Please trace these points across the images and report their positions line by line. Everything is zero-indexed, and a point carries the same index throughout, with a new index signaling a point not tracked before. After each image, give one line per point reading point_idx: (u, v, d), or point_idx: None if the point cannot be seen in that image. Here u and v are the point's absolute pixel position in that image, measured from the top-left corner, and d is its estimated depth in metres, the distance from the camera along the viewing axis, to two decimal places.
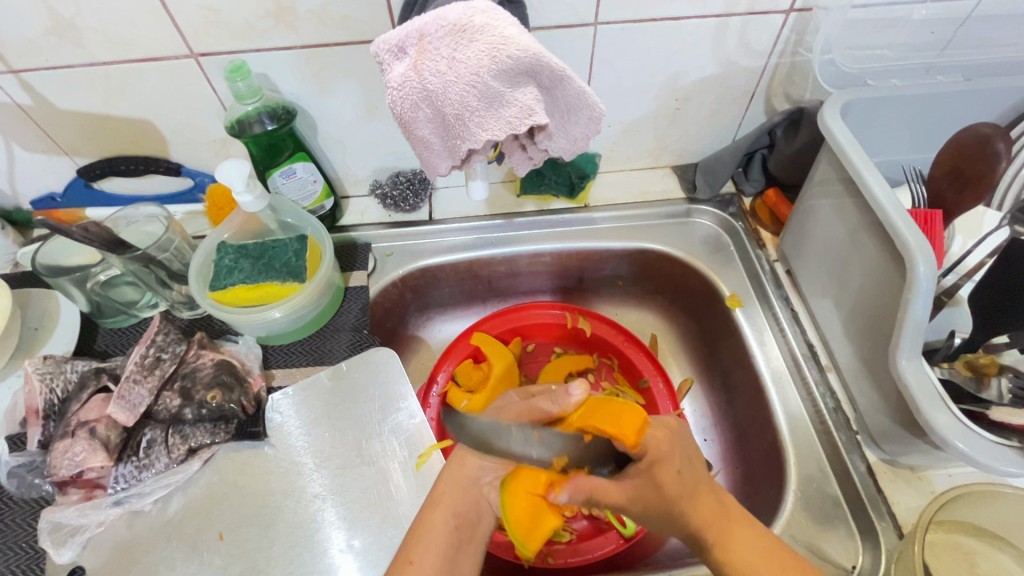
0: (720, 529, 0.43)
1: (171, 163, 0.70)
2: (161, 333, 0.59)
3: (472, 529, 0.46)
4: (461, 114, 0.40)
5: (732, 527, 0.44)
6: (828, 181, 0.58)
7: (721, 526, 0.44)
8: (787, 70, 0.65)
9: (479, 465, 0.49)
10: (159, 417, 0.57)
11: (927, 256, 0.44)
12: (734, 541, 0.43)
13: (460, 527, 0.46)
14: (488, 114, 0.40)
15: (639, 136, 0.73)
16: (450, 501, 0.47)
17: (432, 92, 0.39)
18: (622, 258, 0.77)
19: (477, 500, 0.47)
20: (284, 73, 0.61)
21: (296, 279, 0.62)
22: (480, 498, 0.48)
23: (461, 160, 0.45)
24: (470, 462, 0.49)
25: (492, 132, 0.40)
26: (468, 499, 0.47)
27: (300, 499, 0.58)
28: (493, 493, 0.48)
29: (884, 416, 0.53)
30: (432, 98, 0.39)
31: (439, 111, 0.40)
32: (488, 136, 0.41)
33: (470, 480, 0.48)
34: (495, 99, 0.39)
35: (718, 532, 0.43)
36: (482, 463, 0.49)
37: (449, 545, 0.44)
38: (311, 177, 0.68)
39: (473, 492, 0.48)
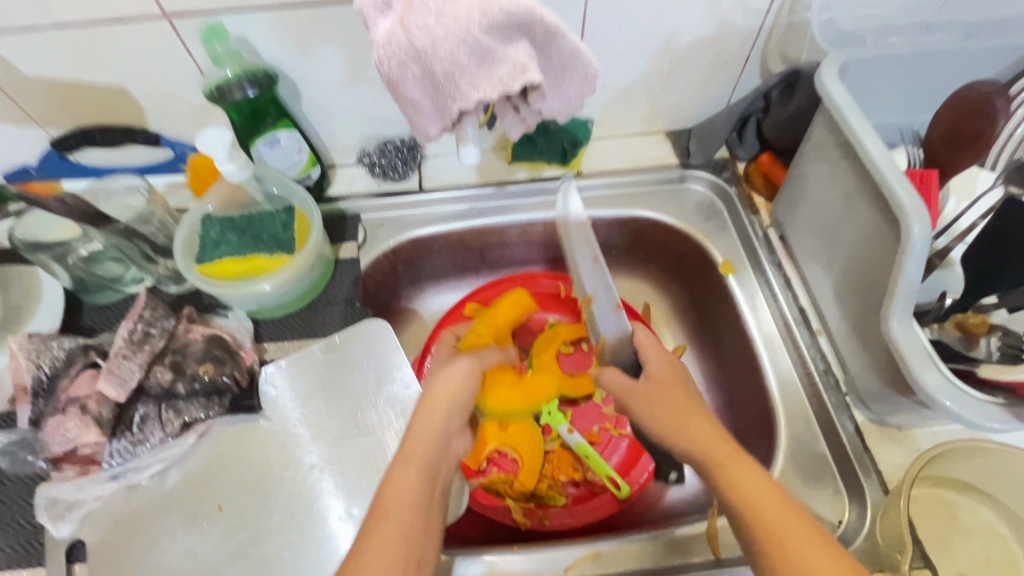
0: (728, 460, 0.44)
1: (149, 133, 0.67)
2: (149, 308, 0.58)
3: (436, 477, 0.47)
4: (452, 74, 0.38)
5: (741, 466, 0.43)
6: (823, 144, 0.57)
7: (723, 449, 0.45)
8: (784, 29, 0.63)
9: (445, 418, 0.52)
10: (152, 391, 0.56)
11: (921, 217, 0.43)
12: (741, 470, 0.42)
13: (429, 475, 0.46)
14: (480, 72, 0.38)
15: (633, 100, 0.71)
16: (419, 454, 0.47)
17: (420, 50, 0.37)
18: (615, 226, 0.76)
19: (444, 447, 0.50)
20: (264, 36, 0.58)
21: (284, 251, 0.62)
22: (444, 446, 0.50)
23: (452, 123, 0.42)
24: (438, 413, 0.52)
25: (485, 93, 0.38)
26: (433, 447, 0.48)
27: (297, 469, 0.58)
28: (456, 442, 0.52)
29: (874, 377, 0.54)
30: (421, 57, 0.38)
31: (428, 71, 0.38)
32: (480, 97, 0.39)
33: (440, 433, 0.50)
34: (486, 55, 0.37)
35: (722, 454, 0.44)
36: (450, 412, 0.52)
37: (421, 491, 0.44)
38: (296, 146, 0.66)
39: (442, 442, 0.50)
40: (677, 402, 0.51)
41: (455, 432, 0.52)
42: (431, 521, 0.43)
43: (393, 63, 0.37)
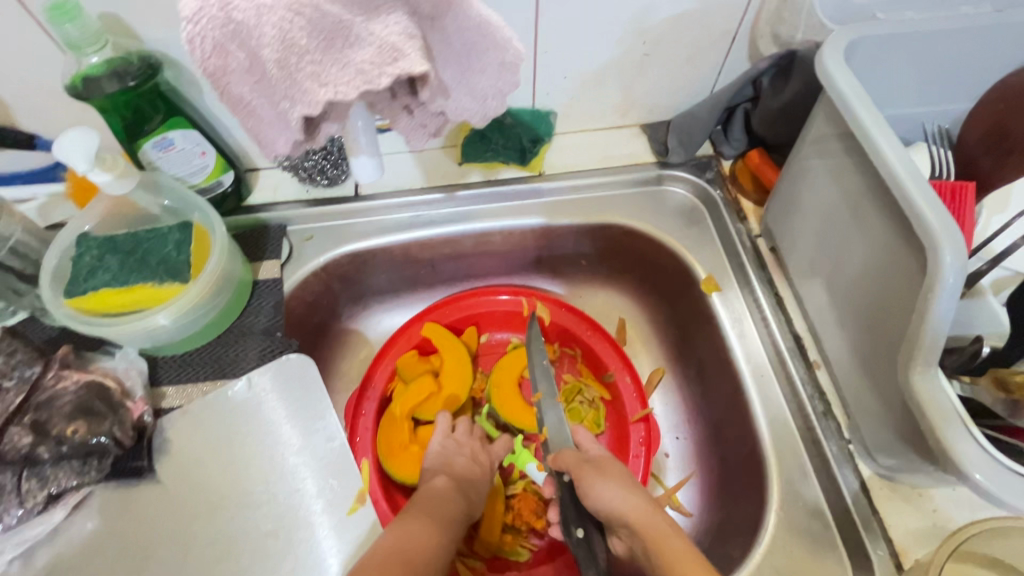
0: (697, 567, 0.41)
1: (20, 133, 0.56)
2: (4, 353, 0.48)
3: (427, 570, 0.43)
4: (289, 61, 0.29)
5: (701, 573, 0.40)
6: (824, 139, 0.47)
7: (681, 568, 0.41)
8: (777, 2, 0.53)
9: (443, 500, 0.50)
10: (7, 457, 0.45)
11: (954, 243, 0.34)
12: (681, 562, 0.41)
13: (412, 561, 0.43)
14: (331, 58, 0.29)
15: (601, 89, 0.61)
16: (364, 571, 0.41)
17: (241, 27, 0.27)
18: (584, 235, 0.66)
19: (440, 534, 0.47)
20: (138, 14, 0.47)
21: (176, 279, 0.51)
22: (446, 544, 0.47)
23: (306, 131, 0.33)
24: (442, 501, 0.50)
25: (339, 87, 0.30)
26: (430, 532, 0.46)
27: (196, 545, 0.49)
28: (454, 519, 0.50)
29: (883, 427, 0.45)
30: (247, 36, 0.28)
31: (262, 57, 0.29)
32: (334, 92, 0.30)
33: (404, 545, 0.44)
34: (341, 33, 0.29)
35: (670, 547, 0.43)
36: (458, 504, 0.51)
37: None
38: (198, 147, 0.55)
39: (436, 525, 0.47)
40: (625, 484, 0.50)
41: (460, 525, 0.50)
42: None
43: (206, 46, 0.27)
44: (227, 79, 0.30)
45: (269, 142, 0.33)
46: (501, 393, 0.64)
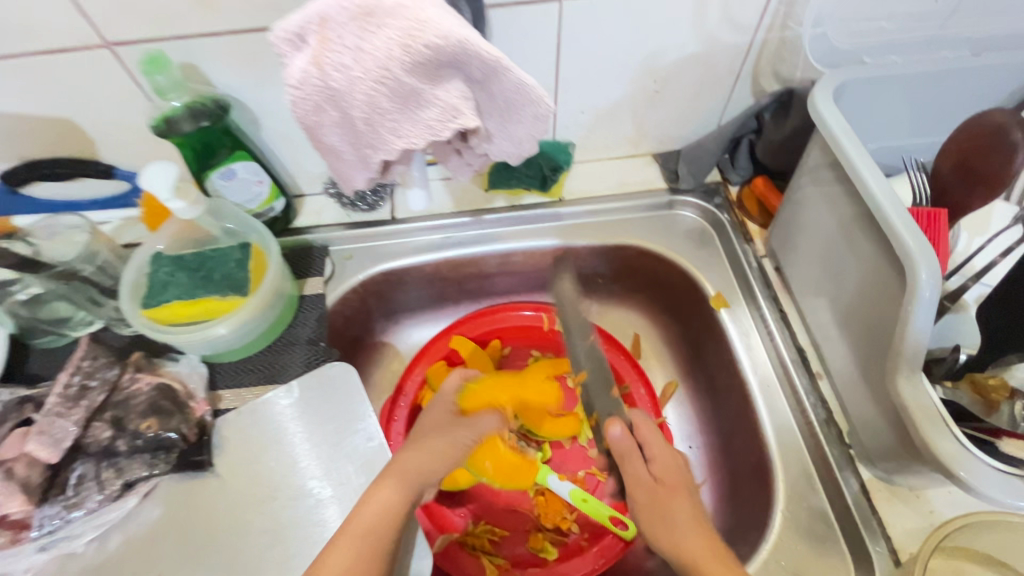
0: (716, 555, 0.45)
1: (101, 164, 0.64)
2: (88, 358, 0.54)
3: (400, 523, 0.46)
4: (373, 118, 0.34)
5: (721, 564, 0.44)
6: (819, 170, 0.52)
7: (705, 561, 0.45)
8: (775, 45, 0.58)
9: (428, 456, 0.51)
10: (90, 449, 0.52)
11: (929, 262, 0.38)
12: (696, 542, 0.47)
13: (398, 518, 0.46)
14: (403, 117, 0.34)
15: (616, 122, 0.67)
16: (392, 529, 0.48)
17: (335, 92, 0.32)
18: (601, 255, 0.71)
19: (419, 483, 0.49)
20: (214, 63, 0.54)
21: (237, 292, 0.58)
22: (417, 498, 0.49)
23: (378, 170, 0.38)
24: (426, 456, 0.50)
25: (410, 139, 0.34)
26: (410, 485, 0.48)
27: (249, 533, 0.54)
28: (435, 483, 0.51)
29: (881, 432, 0.49)
30: (337, 99, 0.33)
31: (347, 114, 0.34)
32: (405, 144, 0.34)
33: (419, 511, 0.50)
34: (411, 97, 0.33)
35: (694, 530, 0.48)
36: (444, 459, 0.51)
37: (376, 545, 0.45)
38: (255, 177, 0.62)
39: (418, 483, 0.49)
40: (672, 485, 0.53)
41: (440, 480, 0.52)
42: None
43: (306, 105, 0.33)
44: (320, 125, 0.35)
45: (348, 174, 0.39)
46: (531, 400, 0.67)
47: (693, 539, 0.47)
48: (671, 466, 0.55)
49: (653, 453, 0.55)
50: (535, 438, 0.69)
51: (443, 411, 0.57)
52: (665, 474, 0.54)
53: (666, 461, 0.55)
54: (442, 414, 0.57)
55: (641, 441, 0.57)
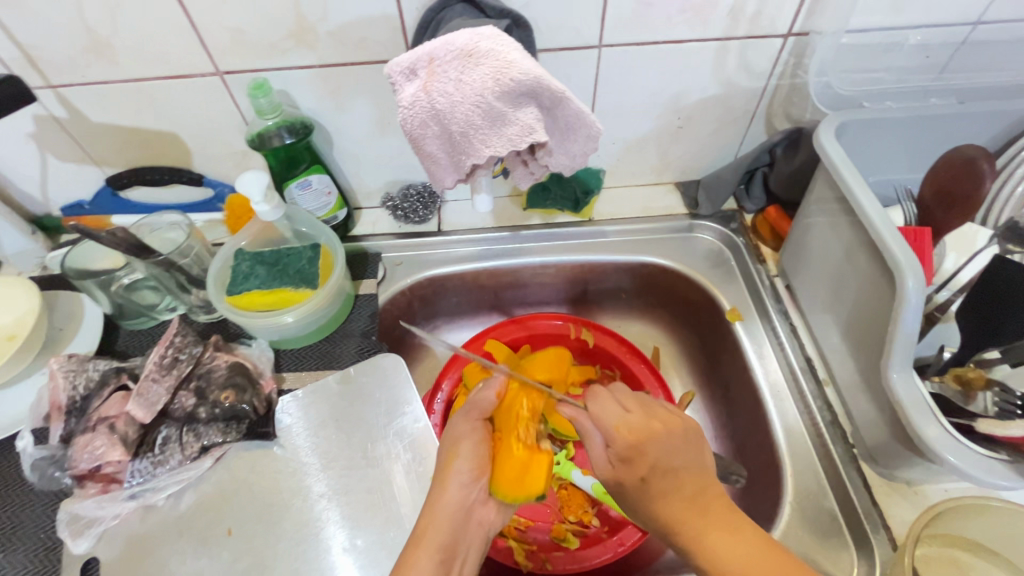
0: (703, 515, 0.43)
1: (194, 174, 0.73)
2: (180, 334, 0.62)
3: (454, 559, 0.51)
4: (467, 132, 0.44)
5: (709, 521, 0.42)
6: (824, 199, 0.59)
7: (699, 523, 0.42)
8: (787, 91, 0.67)
9: (460, 489, 0.54)
10: (175, 415, 0.60)
11: (916, 273, 0.45)
12: (683, 499, 0.43)
13: (445, 560, 0.50)
14: (491, 132, 0.44)
15: (643, 153, 0.75)
16: (432, 535, 0.51)
17: (439, 111, 0.43)
18: (625, 272, 0.78)
19: (466, 524, 0.53)
20: (304, 91, 0.64)
21: (308, 285, 0.65)
22: (467, 523, 0.54)
23: (466, 173, 0.49)
24: (450, 490, 0.54)
25: (495, 149, 0.45)
26: (453, 529, 0.52)
27: (306, 498, 0.60)
28: (479, 512, 0.55)
29: (880, 430, 0.54)
30: (440, 117, 0.44)
31: (446, 129, 0.44)
32: (492, 152, 0.45)
33: (455, 508, 0.53)
34: (497, 118, 0.43)
35: (676, 490, 0.44)
36: (462, 484, 0.54)
37: (433, 570, 0.49)
38: (326, 189, 0.71)
39: (460, 516, 0.53)
40: (685, 446, 0.45)
41: (477, 501, 0.55)
42: None
43: (416, 122, 0.44)
44: (422, 138, 0.46)
45: (439, 176, 0.50)
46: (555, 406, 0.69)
47: (680, 496, 0.43)
48: (648, 410, 0.49)
49: (608, 431, 0.47)
50: (560, 439, 0.72)
51: (463, 426, 0.59)
52: (650, 466, 0.44)
53: (636, 420, 0.47)
54: (454, 432, 0.58)
55: (622, 410, 0.49)
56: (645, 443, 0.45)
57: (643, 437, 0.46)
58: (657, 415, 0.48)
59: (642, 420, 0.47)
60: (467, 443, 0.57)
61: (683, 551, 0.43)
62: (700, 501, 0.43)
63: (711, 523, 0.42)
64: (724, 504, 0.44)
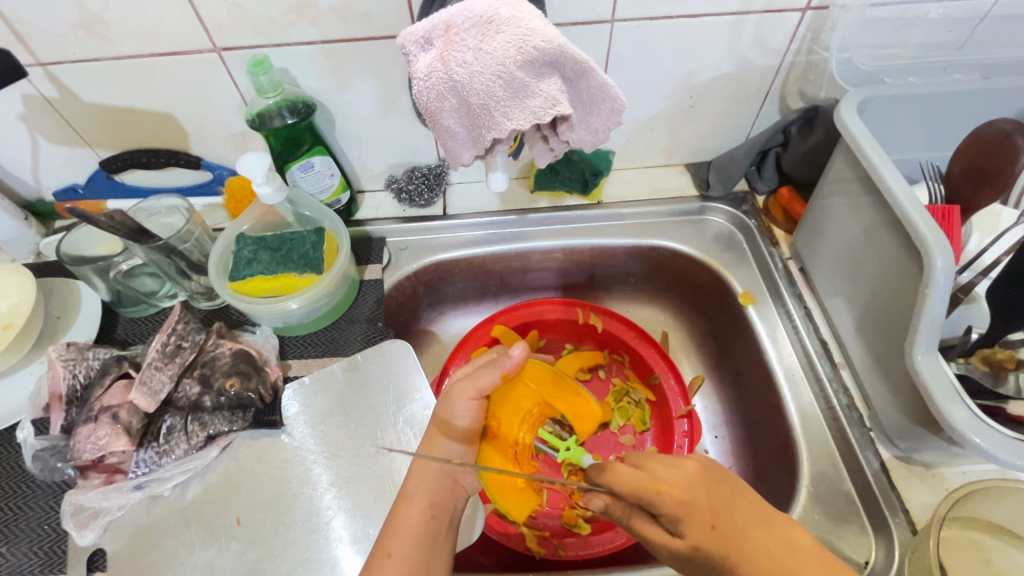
0: (790, 552, 0.39)
1: (191, 156, 0.70)
2: (182, 321, 0.61)
3: (445, 515, 0.52)
4: (486, 104, 0.43)
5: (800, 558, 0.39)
6: (844, 179, 0.58)
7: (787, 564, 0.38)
8: (802, 68, 0.65)
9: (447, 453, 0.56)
10: (179, 403, 0.58)
11: (944, 252, 0.44)
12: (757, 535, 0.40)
13: (436, 516, 0.51)
14: (512, 104, 0.42)
15: (654, 134, 0.73)
16: (423, 491, 0.52)
17: (457, 83, 0.42)
18: (635, 256, 0.77)
19: (451, 489, 0.54)
20: (304, 69, 0.62)
21: (313, 271, 0.63)
22: (451, 488, 0.54)
23: (484, 150, 0.48)
24: (438, 455, 0.54)
25: (516, 122, 0.43)
26: (441, 488, 0.53)
27: (314, 487, 0.59)
28: (464, 479, 0.55)
29: (899, 413, 0.54)
30: (458, 89, 0.42)
31: (464, 101, 0.43)
32: (512, 126, 0.43)
33: (442, 471, 0.54)
34: (520, 89, 0.42)
35: (747, 523, 0.41)
36: (450, 452, 0.55)
37: (423, 527, 0.50)
38: (329, 171, 0.68)
39: (447, 481, 0.53)
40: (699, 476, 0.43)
41: (463, 468, 0.55)
42: (434, 558, 0.49)
43: (432, 94, 0.42)
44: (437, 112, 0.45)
45: (454, 153, 0.48)
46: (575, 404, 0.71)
47: (754, 531, 0.40)
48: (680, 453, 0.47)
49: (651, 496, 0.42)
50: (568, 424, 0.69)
51: (462, 405, 0.57)
52: (709, 512, 0.41)
53: (664, 472, 0.43)
54: (448, 406, 0.58)
55: (646, 472, 0.44)
56: (700, 481, 0.43)
57: (695, 479, 0.43)
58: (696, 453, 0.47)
59: (676, 477, 0.43)
60: (462, 422, 0.57)
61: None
62: (772, 530, 0.40)
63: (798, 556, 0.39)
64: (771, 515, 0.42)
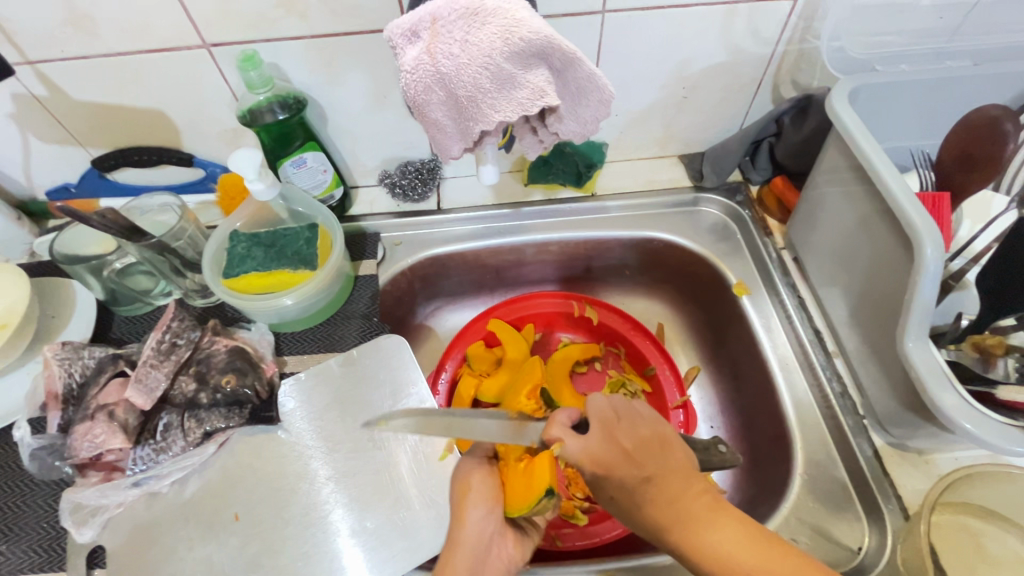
0: (684, 518, 0.38)
1: (183, 154, 0.70)
2: (176, 319, 0.61)
3: None
4: (475, 97, 0.43)
5: (695, 520, 0.38)
6: (836, 168, 0.58)
7: (678, 517, 0.38)
8: (794, 57, 0.65)
9: (480, 521, 0.48)
10: (175, 400, 0.59)
11: (934, 239, 0.44)
12: (659, 504, 0.39)
13: None
14: (500, 95, 0.42)
15: (647, 125, 0.73)
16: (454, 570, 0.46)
17: (445, 75, 0.42)
18: (629, 247, 0.76)
19: (486, 559, 0.48)
20: (295, 64, 0.62)
21: (307, 267, 0.63)
22: (489, 559, 0.48)
23: (473, 142, 0.47)
24: (467, 523, 0.48)
25: (504, 114, 0.43)
26: (476, 563, 0.47)
27: (312, 481, 0.59)
28: (499, 543, 0.49)
29: (891, 400, 0.54)
30: (446, 81, 0.42)
31: (452, 94, 0.43)
32: (501, 117, 0.44)
33: (477, 542, 0.48)
34: (507, 81, 0.42)
35: (648, 493, 0.40)
36: (481, 517, 0.48)
37: None
38: (322, 166, 0.68)
39: (481, 550, 0.48)
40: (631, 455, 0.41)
41: (497, 533, 0.49)
42: None
43: (420, 87, 0.42)
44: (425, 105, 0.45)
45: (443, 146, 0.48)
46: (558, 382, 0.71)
47: (652, 501, 0.39)
48: (637, 417, 0.44)
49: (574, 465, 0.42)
50: None
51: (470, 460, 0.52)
52: (618, 486, 0.41)
53: (600, 450, 0.41)
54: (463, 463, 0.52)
55: (584, 444, 0.42)
56: (621, 462, 0.41)
57: (620, 458, 0.41)
58: (645, 422, 0.44)
59: (611, 454, 0.41)
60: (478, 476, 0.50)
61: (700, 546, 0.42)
62: (675, 501, 0.39)
63: (690, 520, 0.38)
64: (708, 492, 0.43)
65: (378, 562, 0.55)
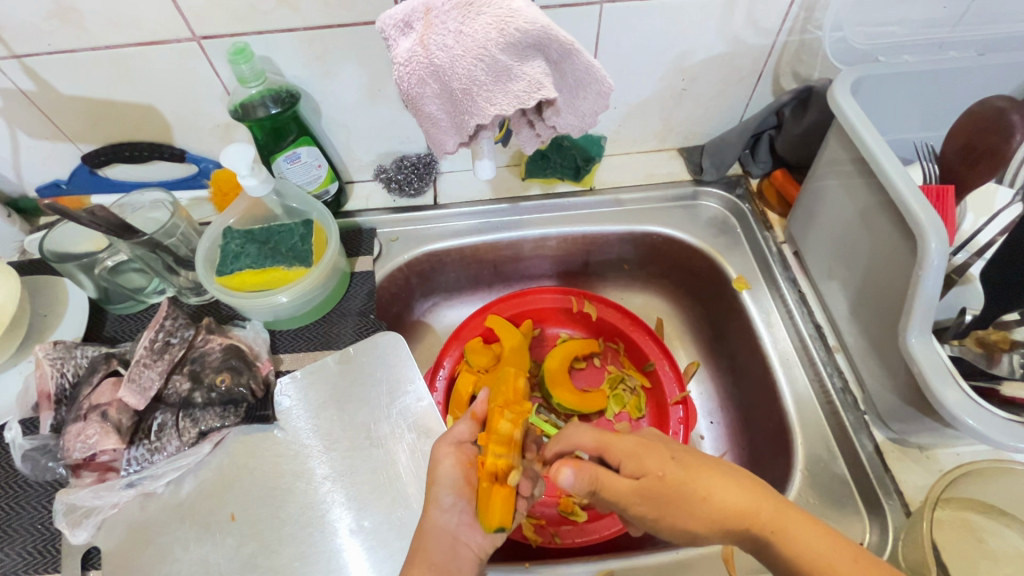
0: (692, 475, 0.42)
1: (175, 149, 0.69)
2: (171, 317, 0.60)
3: None
4: (469, 89, 0.42)
5: (706, 478, 0.42)
6: (837, 161, 0.57)
7: (695, 478, 0.42)
8: (795, 48, 0.64)
9: (443, 512, 0.50)
10: (169, 400, 0.58)
11: (939, 234, 0.43)
12: (673, 468, 0.43)
13: None
14: (496, 88, 0.41)
15: (646, 118, 0.72)
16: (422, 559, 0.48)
17: (439, 67, 0.41)
18: (628, 242, 0.76)
19: (453, 552, 0.48)
20: (288, 57, 0.60)
21: (302, 264, 0.61)
22: (458, 550, 0.48)
23: (469, 136, 0.47)
24: (433, 512, 0.50)
25: (500, 107, 0.42)
26: (444, 553, 0.48)
27: (309, 480, 0.59)
28: (468, 534, 0.49)
29: (892, 395, 0.54)
30: (440, 73, 0.41)
31: (447, 87, 0.42)
32: (497, 111, 0.42)
33: (443, 531, 0.49)
34: (502, 73, 0.41)
35: (660, 462, 0.44)
36: (444, 508, 0.50)
37: None
38: (316, 161, 0.67)
39: (447, 540, 0.49)
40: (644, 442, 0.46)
41: (463, 523, 0.50)
42: None
43: (413, 80, 0.41)
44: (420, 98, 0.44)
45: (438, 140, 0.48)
46: (556, 378, 0.70)
47: (667, 467, 0.43)
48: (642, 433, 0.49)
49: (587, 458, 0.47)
50: (564, 413, 0.71)
51: (444, 453, 0.52)
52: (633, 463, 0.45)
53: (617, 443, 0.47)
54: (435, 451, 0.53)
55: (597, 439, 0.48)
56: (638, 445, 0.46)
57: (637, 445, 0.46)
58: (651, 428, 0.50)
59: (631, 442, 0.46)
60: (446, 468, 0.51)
61: (774, 555, 0.39)
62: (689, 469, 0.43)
63: (702, 478, 0.42)
64: (755, 484, 0.42)
65: (376, 560, 0.55)
